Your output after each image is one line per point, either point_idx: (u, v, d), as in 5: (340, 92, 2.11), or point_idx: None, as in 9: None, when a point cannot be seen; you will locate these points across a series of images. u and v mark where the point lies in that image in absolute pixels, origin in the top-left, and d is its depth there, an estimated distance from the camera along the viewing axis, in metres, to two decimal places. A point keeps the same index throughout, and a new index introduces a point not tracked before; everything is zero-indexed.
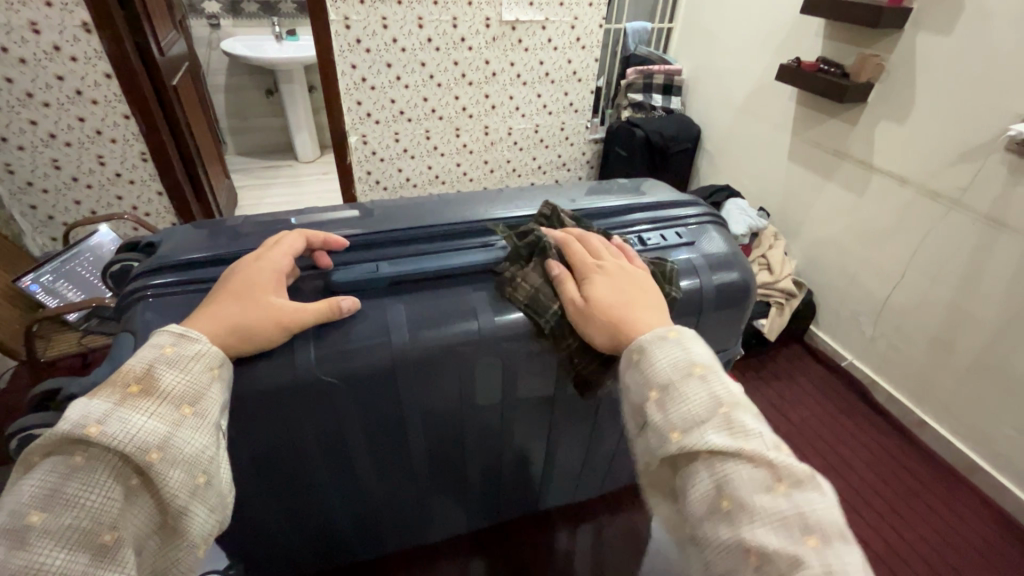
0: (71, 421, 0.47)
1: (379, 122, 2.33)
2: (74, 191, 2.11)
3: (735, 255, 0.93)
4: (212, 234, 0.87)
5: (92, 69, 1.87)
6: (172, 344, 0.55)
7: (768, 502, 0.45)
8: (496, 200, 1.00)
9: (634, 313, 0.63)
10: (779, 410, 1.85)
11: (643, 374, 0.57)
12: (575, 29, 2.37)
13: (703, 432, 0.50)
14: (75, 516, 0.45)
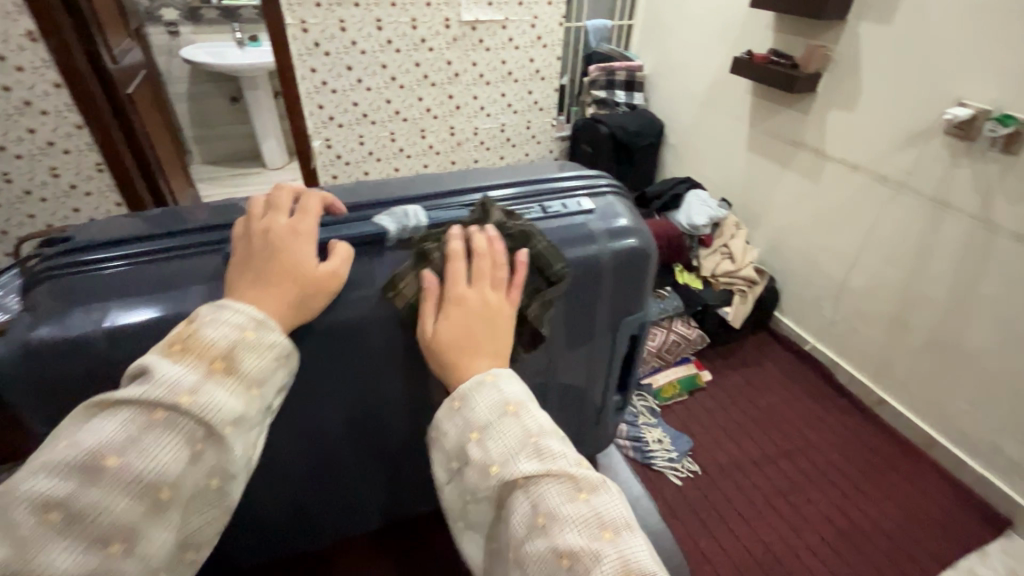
0: (162, 386, 0.45)
1: (342, 125, 2.32)
2: (27, 205, 2.05)
3: (639, 221, 0.85)
4: (134, 224, 0.80)
5: (41, 78, 1.83)
6: (252, 328, 0.51)
7: (575, 510, 0.46)
8: (429, 181, 0.93)
9: (478, 349, 0.58)
10: (745, 395, 1.88)
11: (461, 418, 0.54)
12: (535, 28, 2.39)
13: (517, 459, 0.50)
14: (146, 469, 0.43)
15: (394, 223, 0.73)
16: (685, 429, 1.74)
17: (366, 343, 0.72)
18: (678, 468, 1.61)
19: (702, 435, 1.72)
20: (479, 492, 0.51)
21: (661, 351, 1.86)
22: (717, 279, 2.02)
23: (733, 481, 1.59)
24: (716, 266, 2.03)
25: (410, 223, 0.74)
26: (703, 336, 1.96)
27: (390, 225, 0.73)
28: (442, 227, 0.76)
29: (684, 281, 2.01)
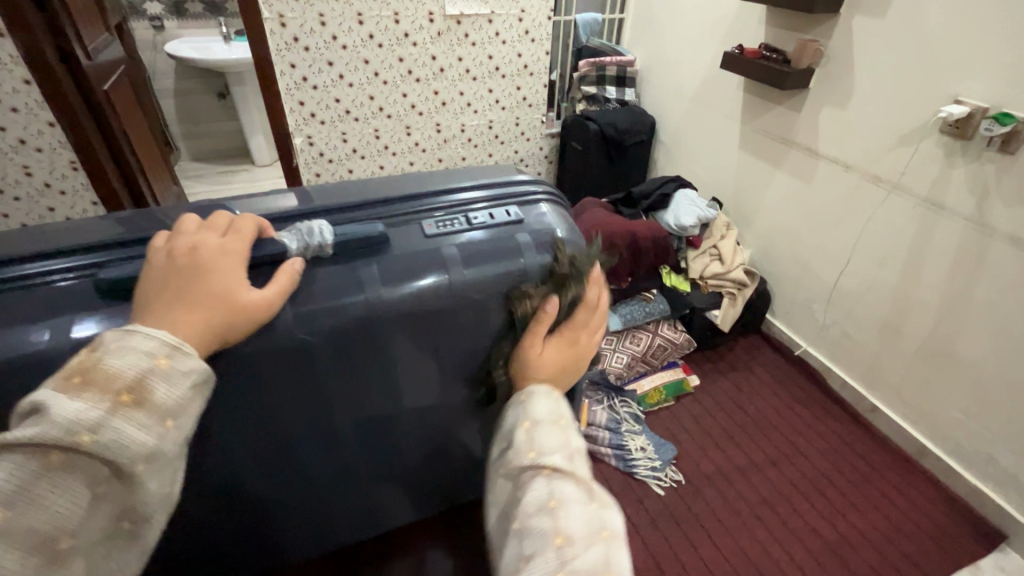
0: (57, 427, 0.40)
1: (324, 122, 2.26)
2: (0, 204, 2.01)
3: (572, 231, 0.80)
4: (2, 237, 0.72)
5: (9, 75, 1.78)
6: (167, 355, 0.46)
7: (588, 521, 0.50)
8: (338, 192, 0.86)
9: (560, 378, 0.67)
10: (734, 401, 1.83)
11: (523, 402, 0.62)
12: (522, 22, 2.33)
13: (548, 455, 0.55)
14: (40, 520, 0.40)
15: (298, 240, 0.65)
16: (670, 436, 1.69)
17: (272, 366, 0.64)
18: (662, 478, 1.56)
19: (687, 443, 1.67)
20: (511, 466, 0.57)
21: (647, 356, 1.80)
22: (706, 281, 1.97)
23: (717, 491, 1.54)
24: (705, 267, 1.98)
25: (316, 240, 0.65)
26: (691, 341, 1.91)
27: (293, 243, 0.64)
28: (353, 244, 0.68)
29: (671, 283, 1.95)
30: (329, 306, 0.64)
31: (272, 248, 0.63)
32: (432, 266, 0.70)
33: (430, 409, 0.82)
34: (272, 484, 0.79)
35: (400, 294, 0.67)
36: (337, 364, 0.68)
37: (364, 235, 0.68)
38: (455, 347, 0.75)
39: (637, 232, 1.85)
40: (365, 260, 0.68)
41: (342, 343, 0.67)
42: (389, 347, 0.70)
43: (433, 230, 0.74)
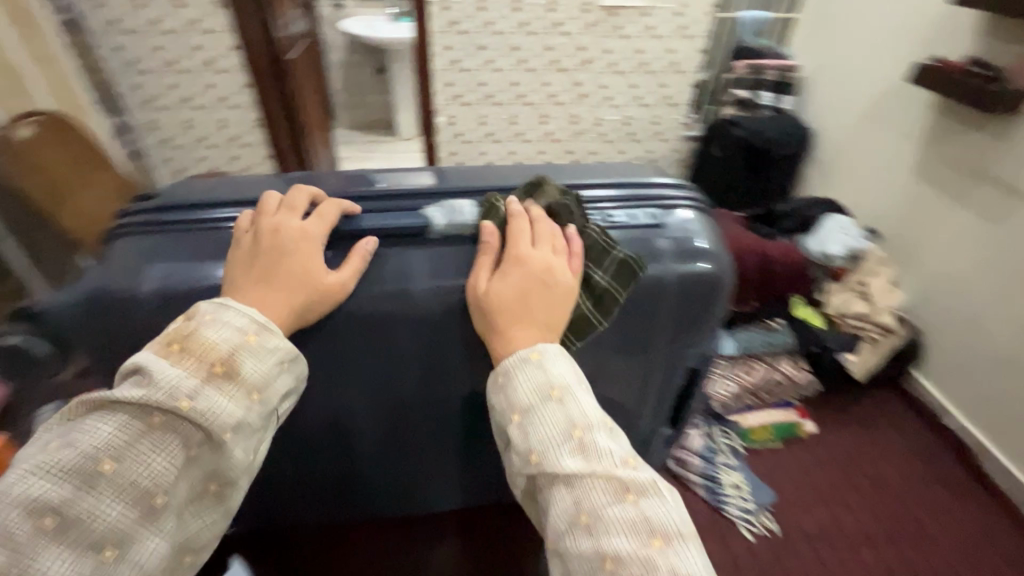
0: (163, 391, 0.49)
1: (467, 104, 2.37)
2: (200, 149, 2.39)
3: (716, 244, 0.75)
4: (210, 186, 0.82)
5: (223, 41, 2.11)
6: (255, 331, 0.54)
7: (624, 515, 0.48)
8: (485, 172, 0.89)
9: (535, 318, 0.61)
10: (852, 459, 1.63)
11: (505, 397, 0.58)
12: (679, 17, 2.23)
13: (562, 456, 0.52)
14: (138, 474, 0.47)
15: (438, 218, 0.70)
16: (770, 480, 1.55)
17: (398, 325, 0.68)
18: (753, 522, 1.44)
19: (788, 492, 1.52)
20: (523, 473, 0.55)
21: (758, 390, 1.66)
22: (844, 320, 1.75)
23: (817, 555, 1.38)
24: (846, 304, 1.75)
25: (454, 220, 0.70)
26: (814, 384, 1.73)
27: (434, 219, 0.70)
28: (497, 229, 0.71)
29: (801, 314, 1.75)
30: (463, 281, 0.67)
31: (416, 223, 0.70)
32: None
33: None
34: (378, 438, 0.85)
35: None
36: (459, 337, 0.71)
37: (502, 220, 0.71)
38: (574, 343, 0.74)
39: (771, 253, 1.71)
40: None
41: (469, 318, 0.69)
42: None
43: (572, 223, 0.74)
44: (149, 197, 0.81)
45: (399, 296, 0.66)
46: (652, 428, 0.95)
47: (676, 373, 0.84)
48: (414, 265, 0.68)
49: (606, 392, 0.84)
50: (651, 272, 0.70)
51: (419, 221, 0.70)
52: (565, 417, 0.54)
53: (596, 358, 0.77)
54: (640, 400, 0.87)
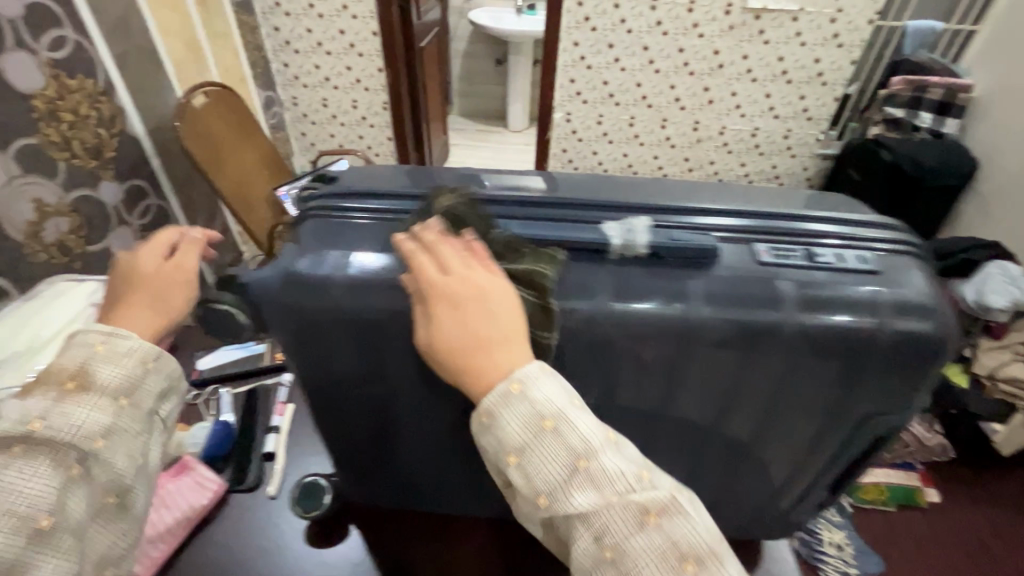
0: (9, 419, 0.45)
1: (586, 102, 2.33)
2: (331, 126, 2.56)
3: (942, 304, 0.63)
4: (389, 177, 0.82)
5: (366, 27, 2.24)
6: (105, 338, 0.50)
7: (651, 544, 0.44)
8: (659, 189, 0.83)
9: (491, 345, 0.49)
10: (980, 543, 1.43)
11: (491, 441, 0.48)
12: (833, 24, 2.03)
13: (570, 493, 0.45)
14: (6, 506, 0.44)
15: (619, 237, 0.66)
16: (880, 548, 1.38)
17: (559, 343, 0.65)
18: None
19: (900, 565, 1.35)
20: (532, 516, 0.48)
21: None
22: (995, 384, 1.55)
23: None
24: (999, 366, 1.53)
25: (637, 241, 0.65)
26: (946, 450, 1.54)
27: (615, 238, 0.66)
28: (685, 251, 0.65)
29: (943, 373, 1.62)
30: (647, 307, 0.62)
31: (597, 239, 0.66)
32: (762, 300, 0.63)
33: (679, 438, 0.75)
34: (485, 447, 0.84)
35: (726, 318, 0.62)
36: (625, 365, 0.66)
37: (696, 246, 0.65)
38: (754, 389, 0.67)
39: None
40: (690, 271, 0.65)
41: (643, 348, 0.64)
42: (687, 366, 0.65)
43: (771, 258, 0.66)
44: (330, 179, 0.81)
45: (572, 314, 0.63)
46: (784, 494, 0.84)
47: (854, 443, 0.73)
48: (597, 285, 0.64)
49: (765, 450, 0.75)
50: (864, 324, 0.61)
51: (599, 238, 0.66)
52: (568, 450, 0.46)
53: (770, 408, 0.69)
54: (795, 467, 0.77)
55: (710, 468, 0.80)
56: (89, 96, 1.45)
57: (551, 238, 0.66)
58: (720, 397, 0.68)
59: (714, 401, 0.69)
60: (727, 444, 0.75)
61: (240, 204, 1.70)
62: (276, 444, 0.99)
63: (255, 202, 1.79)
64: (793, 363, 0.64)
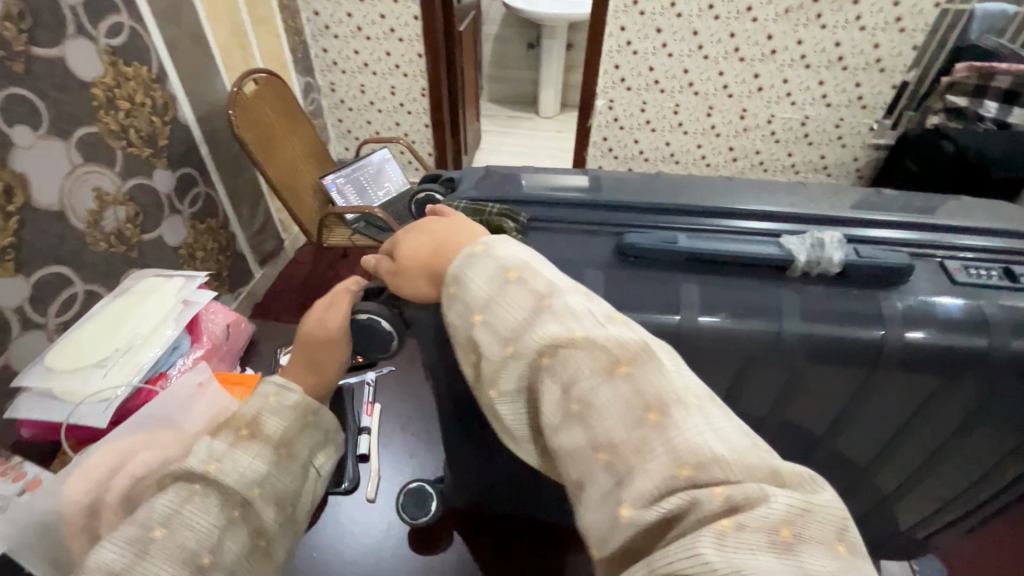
0: (199, 456, 0.52)
1: (631, 88, 2.27)
2: (368, 112, 2.53)
3: None
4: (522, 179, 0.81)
5: (406, 10, 2.17)
6: (277, 393, 0.59)
7: (608, 387, 0.39)
8: (760, 189, 0.80)
9: (449, 243, 0.54)
10: None
11: (460, 306, 0.49)
12: (898, 7, 1.92)
13: (533, 331, 0.44)
14: (187, 537, 0.46)
15: (807, 252, 0.64)
16: None
17: (730, 363, 0.64)
18: None
19: None
20: (499, 381, 0.45)
21: None
22: None
23: None
24: None
25: (832, 257, 0.63)
26: None
27: (804, 254, 0.63)
28: (878, 272, 0.63)
29: None
30: (839, 326, 0.61)
31: (781, 254, 0.64)
32: (971, 322, 0.60)
33: (805, 447, 0.75)
34: None
35: (926, 344, 0.60)
36: (801, 383, 0.65)
37: (891, 263, 0.62)
38: (940, 412, 0.65)
39: None
40: (883, 291, 0.63)
41: (831, 370, 0.63)
42: (870, 386, 0.64)
43: (964, 278, 0.65)
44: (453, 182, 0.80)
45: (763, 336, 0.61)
46: (903, 505, 0.82)
47: None
48: (785, 303, 0.62)
49: (885, 465, 0.76)
50: None
51: (784, 253, 0.64)
52: (530, 295, 0.46)
53: (946, 430, 0.68)
54: (915, 480, 0.77)
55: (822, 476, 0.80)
56: (143, 83, 1.41)
57: (734, 253, 0.64)
58: (893, 415, 0.67)
59: (886, 417, 0.68)
60: (855, 456, 0.75)
61: (292, 196, 1.71)
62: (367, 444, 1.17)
63: (304, 193, 1.78)
64: (998, 390, 0.62)
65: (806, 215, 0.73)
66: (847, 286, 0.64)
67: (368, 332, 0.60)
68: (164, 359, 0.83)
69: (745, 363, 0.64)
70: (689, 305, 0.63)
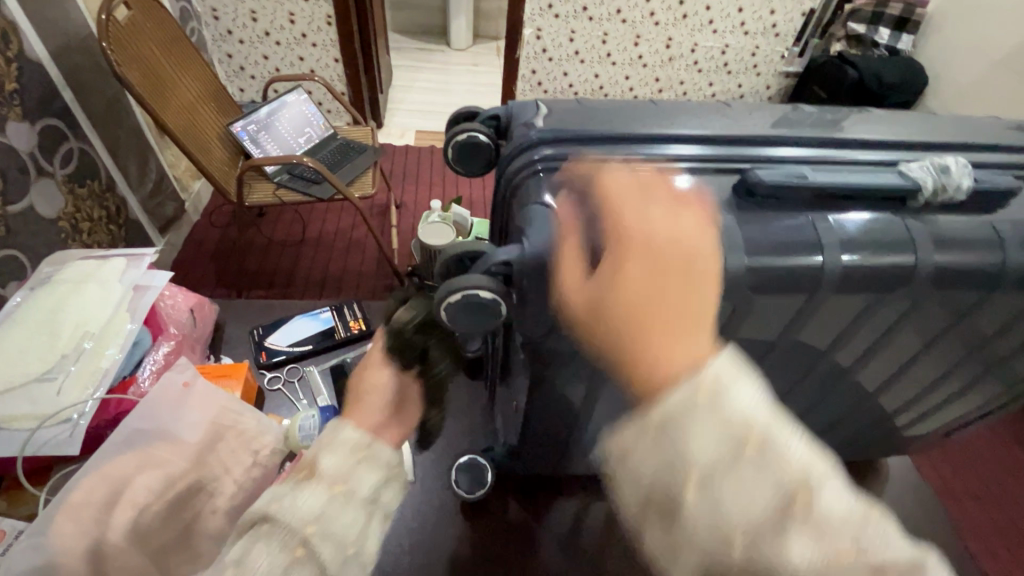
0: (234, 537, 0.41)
1: (558, 16, 2.12)
2: (264, 46, 2.09)
3: None
4: (579, 106, 0.58)
5: None
6: None
7: (812, 550, 0.29)
8: (825, 112, 0.61)
9: (684, 328, 0.34)
10: None
11: (663, 451, 0.31)
12: None
13: (729, 479, 0.31)
14: None
15: (930, 176, 0.47)
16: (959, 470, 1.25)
17: (802, 332, 0.50)
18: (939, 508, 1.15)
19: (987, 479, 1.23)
20: (662, 509, 0.32)
21: None
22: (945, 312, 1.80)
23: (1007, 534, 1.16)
24: None
25: (959, 182, 0.47)
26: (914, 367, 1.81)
27: (927, 178, 0.47)
28: (989, 196, 0.48)
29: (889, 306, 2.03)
30: (950, 270, 0.46)
31: (901, 182, 0.47)
32: None
33: (856, 419, 0.67)
34: None
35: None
36: (892, 341, 0.53)
37: (1002, 183, 0.48)
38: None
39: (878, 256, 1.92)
40: (990, 216, 0.48)
41: (935, 322, 0.51)
42: (956, 338, 0.53)
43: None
44: (503, 123, 0.58)
45: (864, 288, 0.46)
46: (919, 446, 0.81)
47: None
48: (912, 229, 0.46)
49: (926, 424, 0.71)
50: None
51: (904, 180, 0.47)
52: (699, 427, 0.31)
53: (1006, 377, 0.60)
54: (945, 425, 0.72)
55: (863, 442, 0.74)
56: None
57: (855, 183, 0.46)
58: (986, 367, 0.59)
59: (978, 371, 0.60)
60: (892, 418, 0.68)
61: (196, 148, 1.44)
62: None
63: (211, 144, 1.52)
64: None
65: (831, 138, 0.54)
66: (957, 214, 0.48)
67: (479, 312, 0.43)
68: (128, 360, 0.65)
69: (860, 311, 0.49)
70: (831, 242, 0.45)
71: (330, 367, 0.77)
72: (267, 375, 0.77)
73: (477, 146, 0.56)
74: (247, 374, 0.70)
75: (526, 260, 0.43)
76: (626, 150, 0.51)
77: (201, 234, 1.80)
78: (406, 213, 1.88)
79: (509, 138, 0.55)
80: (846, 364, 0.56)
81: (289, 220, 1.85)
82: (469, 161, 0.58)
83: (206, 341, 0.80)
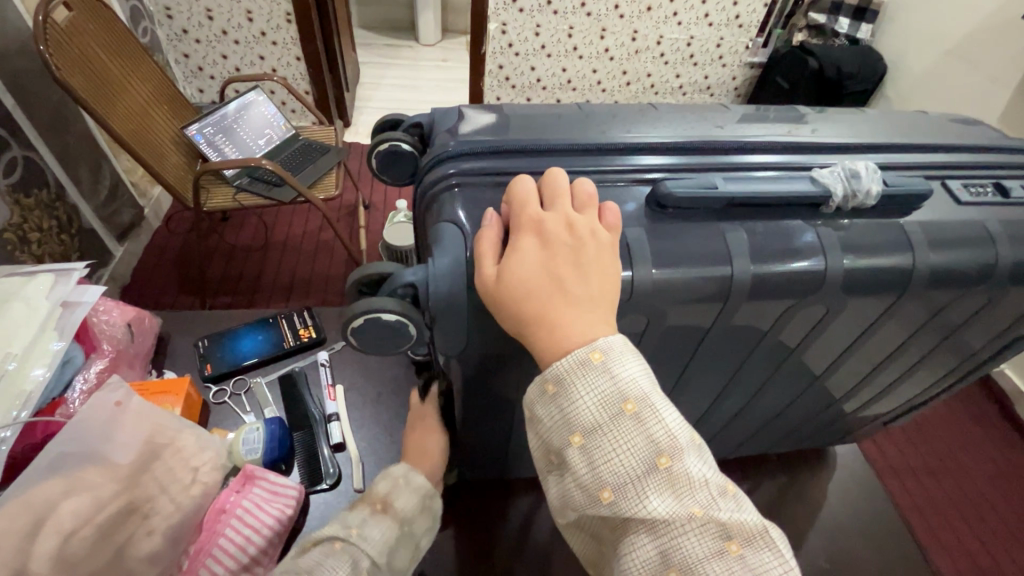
0: None
1: (522, 11, 2.10)
2: (222, 45, 2.03)
3: None
4: (507, 112, 0.57)
5: None
6: None
7: (672, 504, 0.31)
8: (756, 112, 0.62)
9: (569, 333, 0.35)
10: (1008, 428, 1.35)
11: (555, 405, 0.34)
12: None
13: (609, 442, 0.33)
14: None
15: (840, 182, 0.47)
16: (935, 446, 1.25)
17: (731, 332, 0.51)
18: (907, 493, 1.18)
19: (954, 454, 1.24)
20: (556, 458, 0.36)
21: None
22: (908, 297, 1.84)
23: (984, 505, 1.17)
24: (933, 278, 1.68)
25: (869, 187, 0.46)
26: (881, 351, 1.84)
27: (836, 185, 0.47)
28: (902, 199, 0.48)
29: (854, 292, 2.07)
30: (862, 276, 0.46)
31: (811, 189, 0.47)
32: (980, 240, 0.48)
33: (802, 408, 0.68)
34: None
35: (955, 267, 0.47)
36: (823, 337, 0.53)
37: (914, 186, 0.48)
38: (963, 340, 0.58)
39: None
40: (902, 221, 0.49)
41: (862, 318, 0.51)
42: (887, 331, 0.54)
43: (969, 197, 0.51)
44: (428, 131, 0.57)
45: (779, 295, 0.46)
46: (867, 433, 0.82)
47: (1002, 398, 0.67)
48: (822, 237, 0.46)
49: (871, 408, 0.72)
50: None
51: (814, 187, 0.47)
52: (586, 387, 0.33)
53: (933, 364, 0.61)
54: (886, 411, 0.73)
55: (812, 431, 0.76)
56: None
57: (766, 193, 0.46)
58: (920, 358, 0.61)
59: (912, 363, 0.61)
60: (838, 407, 0.69)
61: (148, 154, 1.40)
62: (343, 431, 0.72)
63: (164, 149, 1.48)
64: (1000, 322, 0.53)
65: (767, 141, 0.54)
66: (871, 217, 0.49)
67: (386, 332, 0.43)
68: (59, 381, 0.65)
69: (782, 314, 0.49)
70: (739, 254, 0.45)
71: (279, 379, 0.76)
72: (212, 389, 0.76)
73: (399, 156, 0.55)
74: (189, 388, 0.70)
75: (430, 282, 0.42)
76: (547, 159, 0.51)
77: (161, 241, 1.76)
78: (374, 214, 1.85)
79: (429, 148, 0.54)
80: (787, 356, 0.56)
81: (251, 225, 1.81)
82: (395, 170, 0.57)
83: (149, 356, 0.80)
